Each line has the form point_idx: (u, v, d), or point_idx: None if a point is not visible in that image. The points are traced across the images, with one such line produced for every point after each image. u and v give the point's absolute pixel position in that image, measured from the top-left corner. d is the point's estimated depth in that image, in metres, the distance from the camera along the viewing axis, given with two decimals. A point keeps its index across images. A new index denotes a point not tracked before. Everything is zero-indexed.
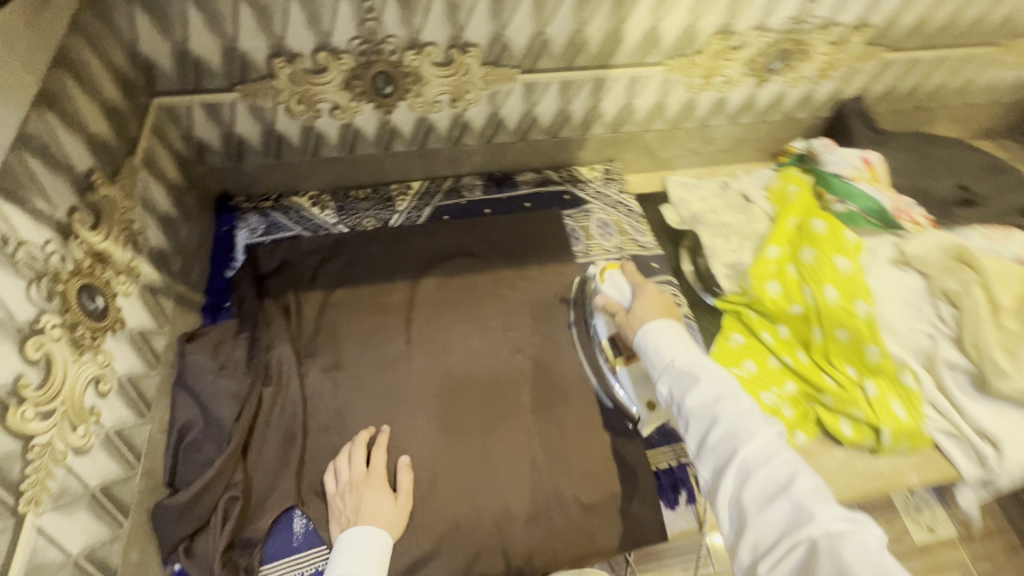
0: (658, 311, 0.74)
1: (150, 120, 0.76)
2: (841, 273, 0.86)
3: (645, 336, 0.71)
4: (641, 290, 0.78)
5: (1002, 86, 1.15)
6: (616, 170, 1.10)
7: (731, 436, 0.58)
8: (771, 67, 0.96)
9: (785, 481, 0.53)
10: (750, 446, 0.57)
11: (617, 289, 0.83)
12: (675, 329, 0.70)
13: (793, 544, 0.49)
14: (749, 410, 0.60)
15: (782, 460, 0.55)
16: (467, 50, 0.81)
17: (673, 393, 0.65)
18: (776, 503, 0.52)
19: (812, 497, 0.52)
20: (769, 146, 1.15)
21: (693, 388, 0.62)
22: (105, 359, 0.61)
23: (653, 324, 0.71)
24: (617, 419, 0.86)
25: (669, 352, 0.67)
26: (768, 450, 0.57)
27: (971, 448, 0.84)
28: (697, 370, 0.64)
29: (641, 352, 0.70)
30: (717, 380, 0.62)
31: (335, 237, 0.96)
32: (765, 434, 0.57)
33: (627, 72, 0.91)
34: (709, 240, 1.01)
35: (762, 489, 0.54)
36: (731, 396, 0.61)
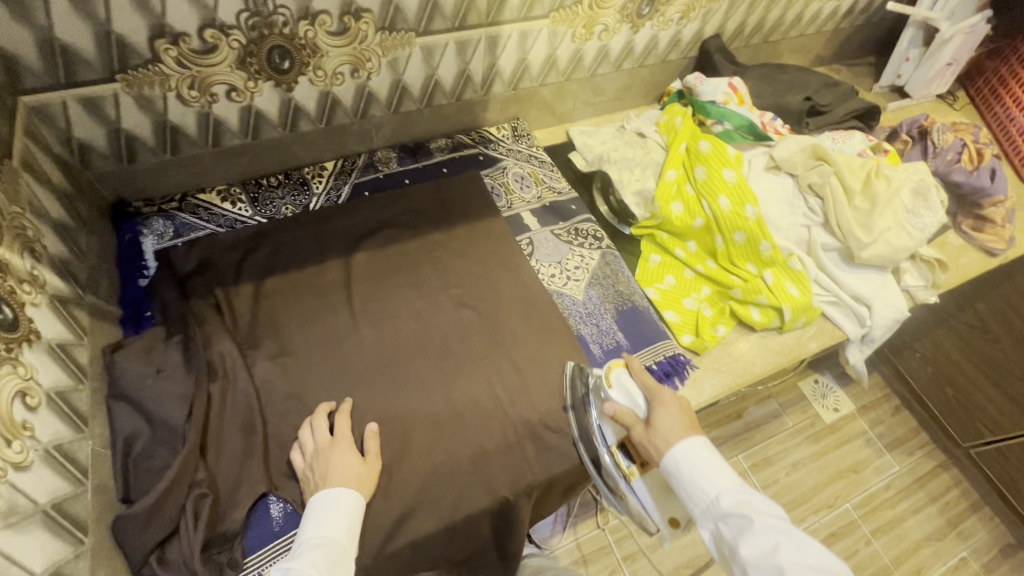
0: (683, 426, 0.75)
1: (20, 122, 0.69)
2: (729, 182, 0.99)
3: (674, 459, 0.72)
4: (656, 398, 0.78)
5: (825, 16, 1.35)
6: (523, 127, 1.17)
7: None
8: (642, 13, 1.06)
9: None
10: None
11: (626, 392, 0.81)
12: (705, 449, 0.72)
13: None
14: (816, 564, 0.59)
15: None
16: (361, 17, 0.82)
17: (725, 535, 0.66)
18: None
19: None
20: (651, 89, 1.27)
21: (749, 535, 0.63)
22: (27, 372, 0.56)
23: (683, 447, 0.72)
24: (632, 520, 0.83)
25: (712, 489, 0.69)
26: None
27: (850, 310, 1.01)
28: (746, 511, 0.65)
29: (678, 484, 0.72)
30: (771, 524, 0.63)
31: (255, 229, 0.94)
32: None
33: (517, 28, 0.96)
34: (616, 174, 1.08)
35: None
36: (791, 544, 0.61)
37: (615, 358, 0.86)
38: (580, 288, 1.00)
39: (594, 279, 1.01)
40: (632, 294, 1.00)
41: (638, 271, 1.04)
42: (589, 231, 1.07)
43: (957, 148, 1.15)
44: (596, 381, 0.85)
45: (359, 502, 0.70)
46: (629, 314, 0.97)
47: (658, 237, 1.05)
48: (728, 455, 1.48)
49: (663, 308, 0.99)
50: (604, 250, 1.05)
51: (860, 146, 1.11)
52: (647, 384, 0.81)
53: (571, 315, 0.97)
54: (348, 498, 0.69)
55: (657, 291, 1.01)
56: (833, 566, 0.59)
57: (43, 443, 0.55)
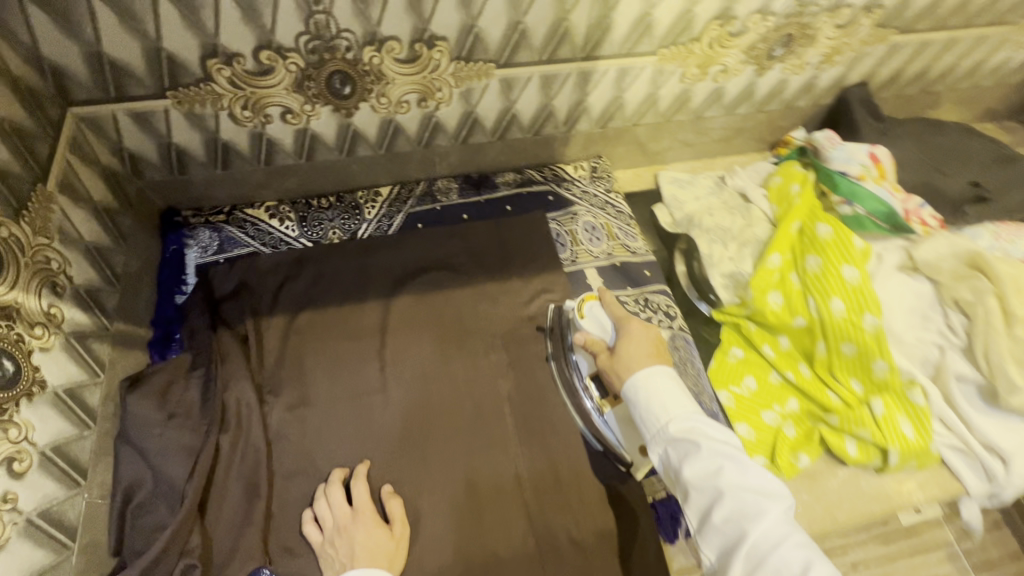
0: (647, 353, 0.69)
1: (66, 135, 0.65)
2: (848, 282, 0.81)
3: (634, 388, 0.66)
4: (624, 327, 0.73)
5: (1010, 67, 1.07)
6: (605, 167, 1.02)
7: (738, 515, 0.55)
8: (773, 54, 0.87)
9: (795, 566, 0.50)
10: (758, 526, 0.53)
11: (597, 322, 0.79)
12: (666, 378, 0.65)
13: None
14: (756, 487, 0.56)
15: (791, 539, 0.52)
16: (434, 45, 0.71)
17: (671, 459, 0.61)
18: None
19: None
20: (766, 136, 1.07)
21: (693, 459, 0.58)
22: (21, 433, 0.52)
23: (644, 375, 0.66)
24: (607, 463, 0.81)
25: (665, 414, 0.63)
26: (777, 530, 0.53)
27: (979, 464, 0.80)
28: (696, 438, 0.60)
29: (634, 410, 0.66)
30: (717, 450, 0.58)
31: (298, 253, 0.87)
32: (773, 514, 0.54)
33: (617, 64, 0.81)
34: (706, 246, 0.92)
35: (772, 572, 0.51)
36: (735, 468, 0.57)
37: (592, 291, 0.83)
38: None
39: None
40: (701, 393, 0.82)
41: (712, 364, 0.88)
42: (662, 305, 0.91)
43: None
44: (571, 312, 0.84)
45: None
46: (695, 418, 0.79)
47: (744, 328, 0.87)
48: None
49: (736, 419, 0.82)
50: (674, 331, 0.88)
51: None
52: (619, 313, 0.76)
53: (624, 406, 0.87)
54: None
55: (732, 395, 0.84)
56: (771, 488, 0.56)
57: (24, 514, 0.51)
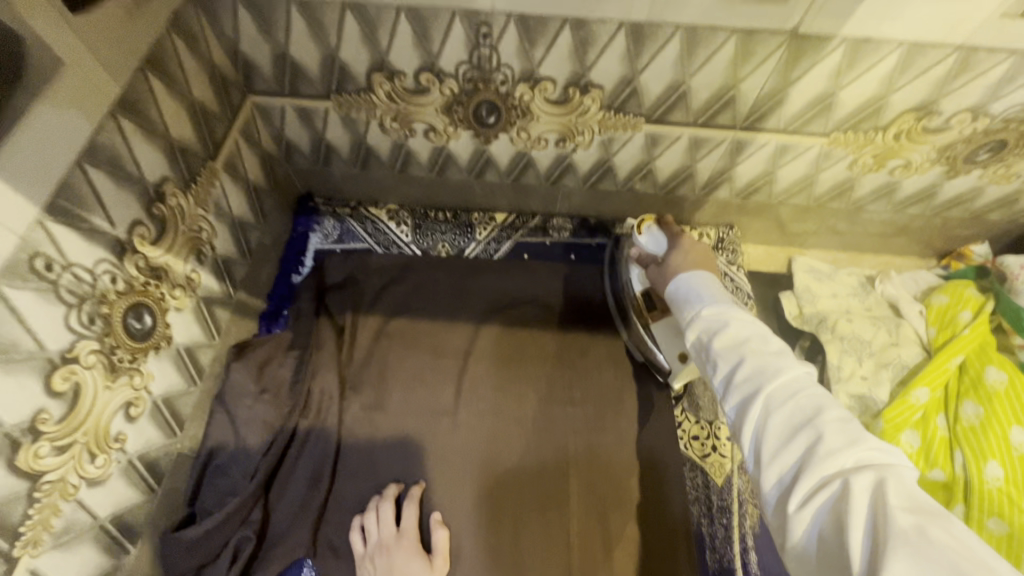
0: (693, 260, 0.64)
1: (240, 119, 0.72)
2: (1015, 448, 0.67)
3: (676, 288, 0.59)
4: (678, 243, 0.68)
5: None
6: (733, 240, 0.93)
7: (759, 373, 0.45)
8: (975, 158, 0.74)
9: (812, 410, 0.41)
10: (777, 377, 0.44)
11: (653, 240, 0.74)
12: (706, 278, 0.57)
13: (820, 480, 0.38)
14: (783, 352, 0.47)
15: (814, 388, 0.43)
16: (589, 91, 0.69)
17: (695, 340, 0.52)
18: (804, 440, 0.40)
19: (843, 435, 0.40)
20: (936, 243, 0.92)
21: (718, 327, 0.50)
22: (143, 381, 0.57)
23: (685, 275, 0.59)
24: (646, 375, 0.84)
25: (698, 296, 0.55)
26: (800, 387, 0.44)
27: None
28: (725, 311, 0.51)
29: (671, 302, 0.58)
30: (745, 320, 0.50)
31: (406, 260, 0.90)
32: (799, 372, 0.45)
33: (780, 138, 0.73)
34: (835, 357, 0.80)
35: (785, 418, 0.42)
36: (762, 339, 0.48)
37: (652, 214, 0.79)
38: (723, 471, 0.82)
39: None
40: None
41: None
42: None
43: None
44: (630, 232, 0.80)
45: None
46: None
47: None
48: None
49: None
50: None
51: None
52: (675, 231, 0.73)
53: (697, 499, 0.81)
54: None
55: None
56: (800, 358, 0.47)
57: (128, 455, 0.56)
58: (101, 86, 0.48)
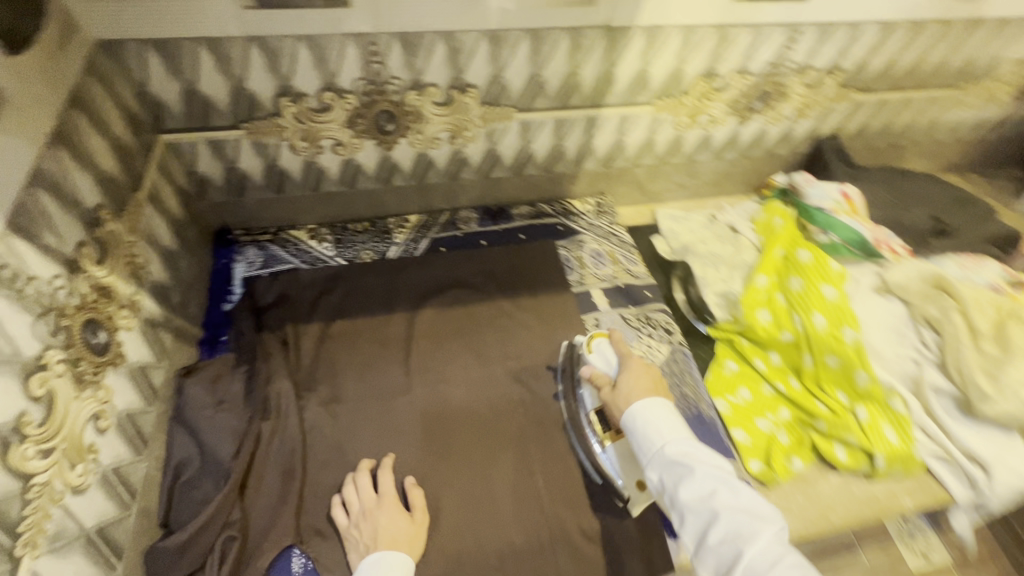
0: (646, 388, 0.74)
1: (155, 156, 0.77)
2: (828, 300, 0.90)
3: (633, 418, 0.70)
4: (627, 363, 0.79)
5: (966, 126, 1.20)
6: (608, 204, 1.14)
7: (732, 530, 0.57)
8: (753, 107, 1.01)
9: None
10: (748, 539, 0.56)
11: (603, 358, 0.83)
12: (665, 409, 0.71)
13: None
14: (747, 508, 0.59)
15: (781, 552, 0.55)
16: (467, 91, 0.85)
17: (667, 486, 0.64)
18: None
19: None
20: (752, 180, 1.20)
21: (687, 479, 0.62)
22: (106, 395, 0.60)
23: (641, 406, 0.71)
24: (606, 497, 0.82)
25: (661, 437, 0.67)
26: (768, 547, 0.56)
27: (960, 470, 0.86)
28: (691, 462, 0.64)
29: (634, 440, 0.70)
30: (711, 472, 0.62)
31: (333, 270, 0.97)
32: (765, 531, 0.57)
33: (619, 111, 0.95)
34: (700, 269, 1.04)
35: None
36: (726, 491, 0.61)
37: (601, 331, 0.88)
38: None
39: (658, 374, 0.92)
40: (700, 400, 0.90)
41: (709, 376, 0.95)
42: (662, 322, 0.99)
43: None
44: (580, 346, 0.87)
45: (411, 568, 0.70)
46: (693, 422, 0.87)
47: (738, 343, 0.96)
48: None
49: (731, 425, 0.88)
50: (674, 345, 0.96)
51: (994, 278, 0.96)
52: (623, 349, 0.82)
53: None
54: (399, 559, 0.69)
55: (729, 404, 0.91)
56: (761, 508, 0.60)
57: (103, 466, 0.58)
58: (39, 118, 0.54)
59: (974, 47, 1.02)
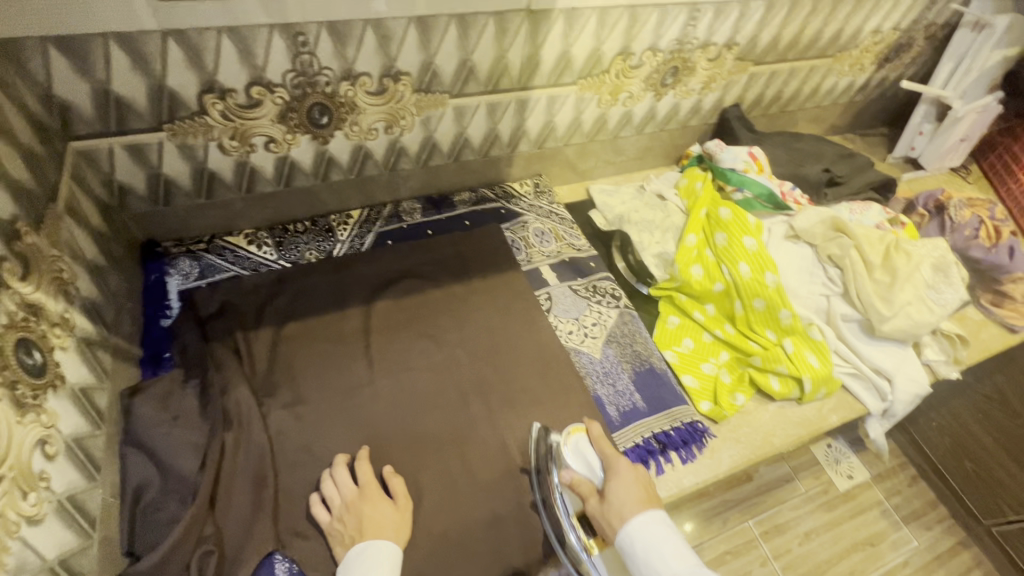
0: (638, 497, 0.70)
1: (67, 166, 0.72)
2: (750, 250, 1.00)
3: (630, 540, 0.66)
4: (611, 467, 0.75)
5: (841, 91, 1.38)
6: (545, 184, 1.19)
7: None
8: (666, 82, 1.10)
9: None
10: None
11: (582, 459, 0.81)
12: (663, 527, 0.67)
13: None
14: None
15: None
16: (400, 79, 0.86)
17: None
18: None
19: None
20: (670, 152, 1.30)
21: None
22: (50, 419, 0.55)
23: (638, 526, 0.66)
24: None
25: (668, 569, 0.62)
26: None
27: (871, 384, 0.99)
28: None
29: (637, 571, 0.65)
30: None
31: (278, 273, 0.94)
32: None
33: (546, 92, 1.00)
34: (636, 236, 1.11)
35: None
36: None
37: (578, 426, 0.85)
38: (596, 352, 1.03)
39: (611, 336, 1.00)
40: (650, 355, 0.98)
41: (656, 332, 1.03)
42: (607, 289, 1.06)
43: (975, 225, 1.14)
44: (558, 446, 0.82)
45: (398, 555, 0.70)
46: (647, 374, 0.96)
47: (677, 299, 1.05)
48: (738, 520, 1.38)
49: (681, 372, 0.98)
50: (621, 308, 1.04)
51: (878, 219, 1.12)
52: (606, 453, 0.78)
53: None
54: (387, 548, 0.69)
55: (676, 354, 1.00)
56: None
57: (57, 494, 0.54)
58: None
59: (841, 21, 1.17)
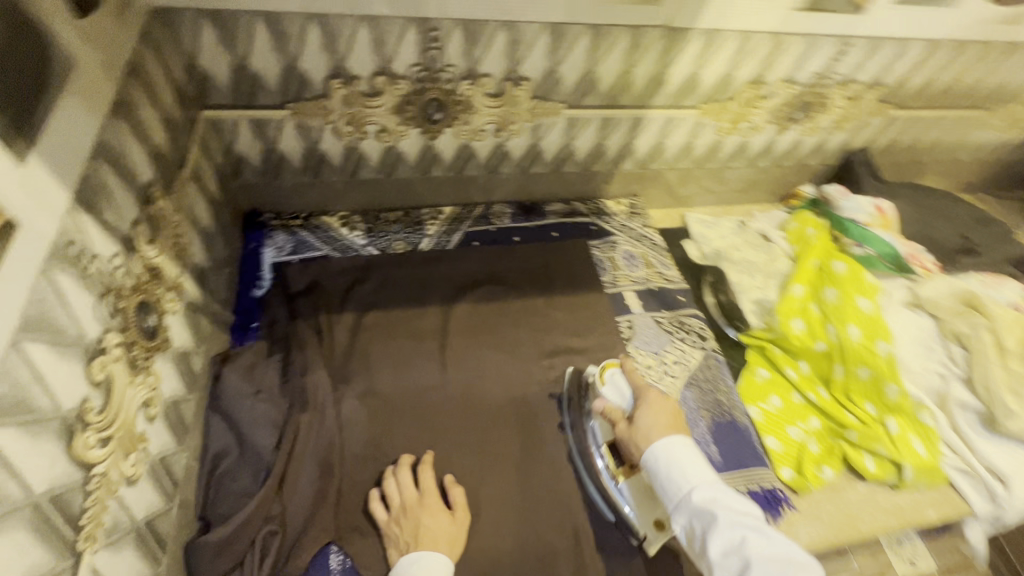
0: (668, 424, 0.70)
1: (197, 133, 0.74)
2: (864, 312, 0.91)
3: (655, 459, 0.66)
4: (642, 396, 0.75)
5: (987, 147, 1.23)
6: (641, 205, 1.13)
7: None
8: (793, 117, 1.02)
9: None
10: None
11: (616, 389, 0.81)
12: (688, 448, 0.66)
13: None
14: (782, 555, 0.55)
15: None
16: (520, 83, 0.83)
17: (695, 531, 0.60)
18: None
19: None
20: (779, 189, 1.21)
21: (713, 527, 0.58)
22: (155, 381, 0.57)
23: (664, 446, 0.66)
24: (618, 534, 0.77)
25: (687, 482, 0.63)
26: None
27: (982, 485, 0.88)
28: (717, 508, 0.59)
29: (654, 480, 0.66)
30: (737, 520, 0.57)
31: (365, 260, 0.94)
32: None
33: (665, 112, 0.94)
34: (735, 276, 1.05)
35: None
36: (758, 538, 0.56)
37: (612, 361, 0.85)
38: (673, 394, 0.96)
39: (692, 379, 0.92)
40: (733, 408, 0.90)
41: (741, 383, 0.95)
42: (695, 327, 0.99)
43: None
44: (593, 378, 0.84)
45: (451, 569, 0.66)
46: (729, 427, 0.88)
47: (770, 352, 0.96)
48: None
49: (764, 432, 0.89)
50: (707, 351, 0.96)
51: (1014, 297, 0.99)
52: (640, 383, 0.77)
53: None
54: (439, 562, 0.65)
55: (761, 411, 0.91)
56: (797, 555, 0.55)
57: (151, 456, 0.55)
58: (103, 87, 0.50)
59: (1007, 71, 1.04)
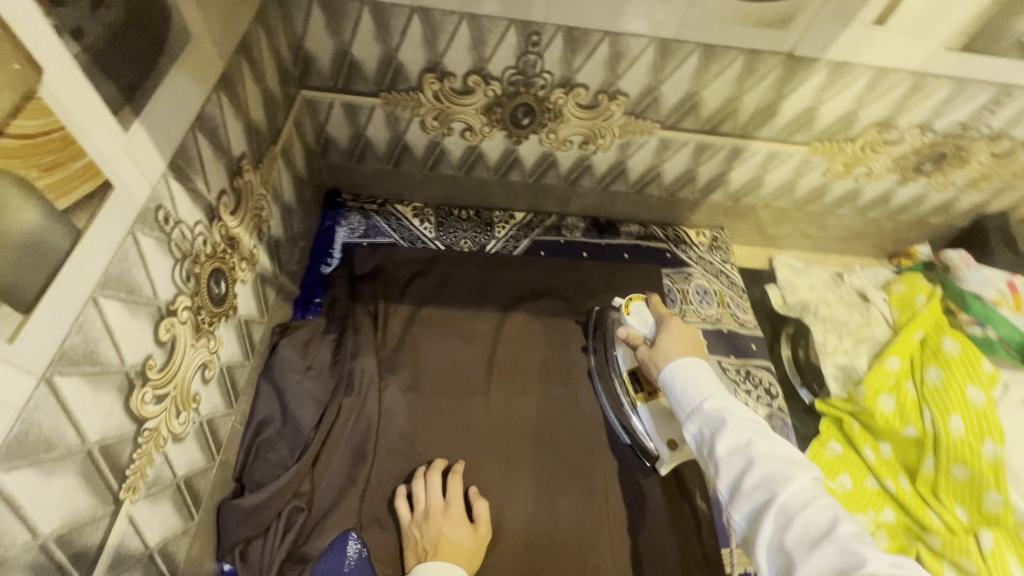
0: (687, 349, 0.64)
1: (294, 111, 0.77)
2: (972, 404, 0.80)
3: (670, 376, 0.61)
4: (665, 323, 0.69)
5: None
6: (724, 239, 1.05)
7: (766, 478, 0.50)
8: (921, 167, 0.90)
9: (827, 526, 0.46)
10: (787, 487, 0.49)
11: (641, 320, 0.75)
12: (706, 369, 0.61)
13: None
14: (787, 457, 0.52)
15: (821, 500, 0.48)
16: (616, 98, 0.79)
17: (703, 436, 0.56)
18: (819, 547, 0.45)
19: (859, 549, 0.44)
20: (888, 244, 1.08)
21: (720, 427, 0.54)
22: (216, 346, 0.60)
23: (680, 366, 0.61)
24: (632, 455, 0.80)
25: (699, 390, 0.58)
26: (805, 493, 0.49)
27: None
28: (728, 413, 0.55)
29: (666, 392, 0.61)
30: (746, 423, 0.54)
31: (430, 253, 0.94)
32: (802, 477, 0.49)
33: (769, 145, 0.87)
34: (820, 334, 0.94)
35: (802, 532, 0.46)
36: (766, 440, 0.53)
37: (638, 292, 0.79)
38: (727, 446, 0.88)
39: None
40: None
41: (809, 454, 0.85)
42: (763, 381, 0.90)
43: None
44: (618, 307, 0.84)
45: None
46: None
47: (848, 427, 0.86)
48: None
49: None
50: (772, 410, 0.87)
51: None
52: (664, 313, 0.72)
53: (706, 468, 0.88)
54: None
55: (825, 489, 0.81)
56: (799, 458, 0.53)
57: (201, 418, 0.58)
58: (213, 63, 0.53)
59: None
